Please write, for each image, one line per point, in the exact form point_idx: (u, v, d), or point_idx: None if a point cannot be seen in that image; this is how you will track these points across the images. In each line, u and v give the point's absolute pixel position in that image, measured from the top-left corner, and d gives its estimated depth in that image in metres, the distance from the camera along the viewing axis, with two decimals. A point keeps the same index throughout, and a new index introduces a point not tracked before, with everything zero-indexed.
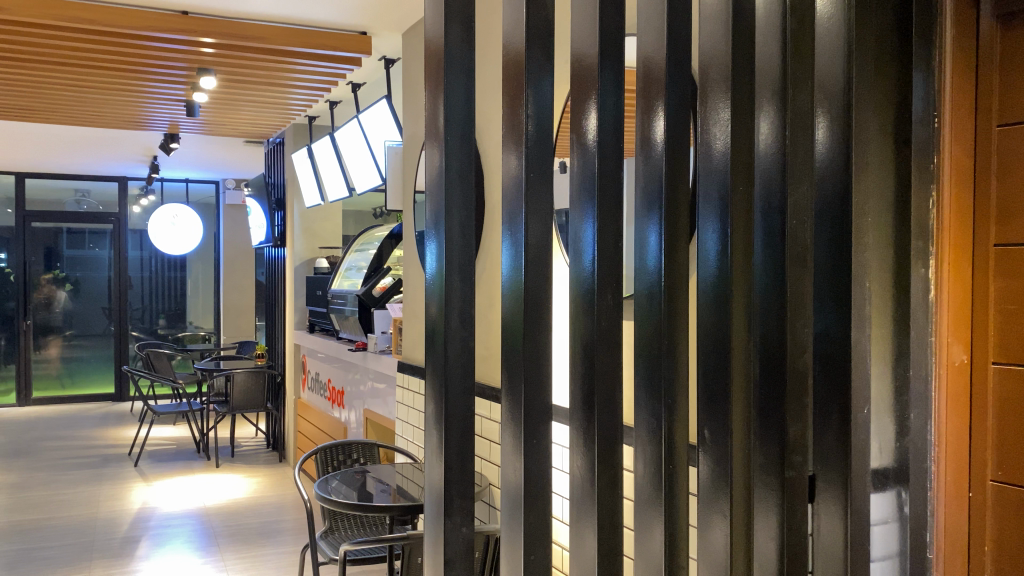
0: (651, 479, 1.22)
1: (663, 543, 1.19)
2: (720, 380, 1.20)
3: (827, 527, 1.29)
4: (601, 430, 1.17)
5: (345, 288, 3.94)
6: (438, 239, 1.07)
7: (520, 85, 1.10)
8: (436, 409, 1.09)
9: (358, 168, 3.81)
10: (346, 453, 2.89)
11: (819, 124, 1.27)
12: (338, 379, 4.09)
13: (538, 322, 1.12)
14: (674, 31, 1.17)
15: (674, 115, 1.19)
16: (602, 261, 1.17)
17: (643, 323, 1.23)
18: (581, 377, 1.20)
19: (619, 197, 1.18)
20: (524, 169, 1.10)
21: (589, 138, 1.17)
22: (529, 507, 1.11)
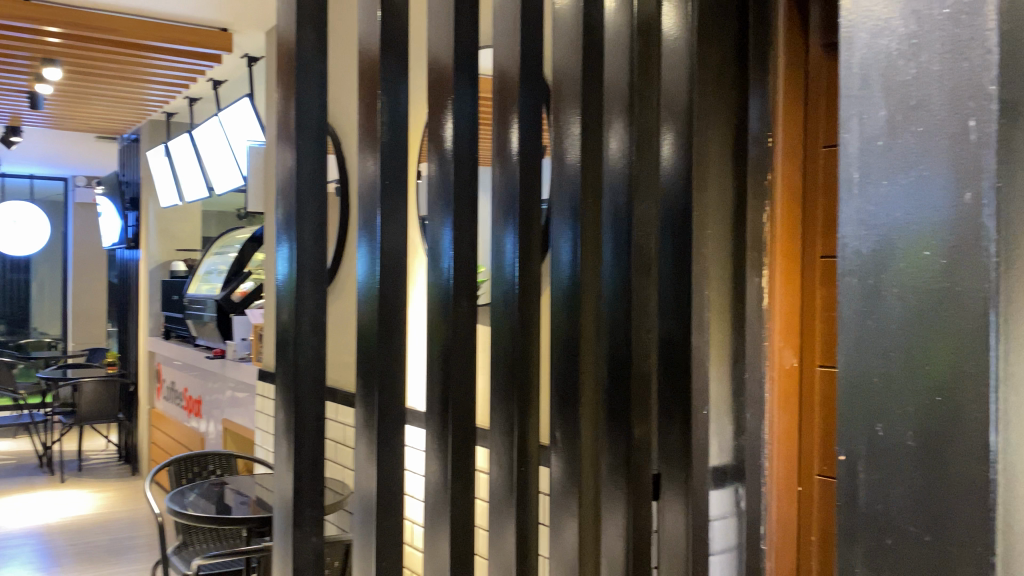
0: (503, 481, 1.24)
1: (515, 545, 1.22)
2: (571, 385, 1.26)
3: (672, 522, 1.35)
4: (455, 434, 1.18)
5: (204, 293, 3.79)
6: (290, 243, 1.06)
7: (374, 88, 1.10)
8: (287, 417, 1.07)
9: (219, 169, 3.69)
10: (201, 464, 2.78)
11: (665, 139, 1.31)
12: (195, 387, 3.93)
13: (393, 330, 1.12)
14: (526, 43, 1.21)
15: (528, 126, 1.22)
16: (459, 267, 1.18)
17: (500, 330, 1.25)
18: (438, 384, 1.21)
19: (474, 203, 1.20)
20: (379, 174, 1.10)
21: (445, 145, 1.18)
22: (382, 514, 1.11)
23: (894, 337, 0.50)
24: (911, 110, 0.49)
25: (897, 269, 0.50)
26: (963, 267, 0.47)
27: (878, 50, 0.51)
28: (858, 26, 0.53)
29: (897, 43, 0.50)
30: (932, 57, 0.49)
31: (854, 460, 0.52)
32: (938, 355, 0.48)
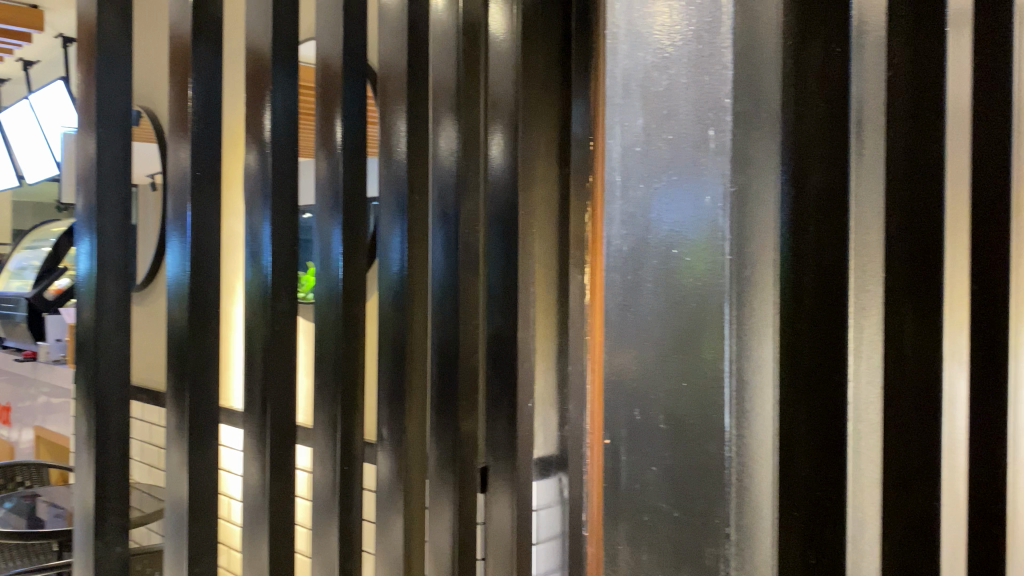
0: (327, 480, 1.23)
1: (338, 544, 1.21)
2: (400, 381, 1.27)
3: (498, 514, 1.38)
4: (274, 435, 1.16)
5: (14, 291, 3.49)
6: (91, 236, 1.00)
7: (185, 75, 1.06)
8: (87, 424, 1.01)
9: (31, 157, 3.42)
10: (8, 476, 2.57)
11: (493, 141, 1.32)
12: (5, 394, 3.63)
13: (206, 327, 1.08)
14: (349, 35, 1.20)
15: (353, 120, 1.21)
16: (279, 263, 1.16)
17: (325, 328, 1.23)
18: (259, 384, 1.17)
19: (295, 198, 1.18)
20: (191, 165, 1.06)
21: (264, 136, 1.15)
22: (194, 519, 1.08)
23: (653, 337, 0.48)
24: (663, 120, 0.47)
25: (652, 271, 0.48)
26: (705, 267, 0.45)
27: (637, 62, 0.48)
28: (619, 26, 0.50)
29: (651, 56, 0.48)
30: (679, 71, 0.46)
31: (616, 443, 0.50)
32: (685, 363, 0.46)
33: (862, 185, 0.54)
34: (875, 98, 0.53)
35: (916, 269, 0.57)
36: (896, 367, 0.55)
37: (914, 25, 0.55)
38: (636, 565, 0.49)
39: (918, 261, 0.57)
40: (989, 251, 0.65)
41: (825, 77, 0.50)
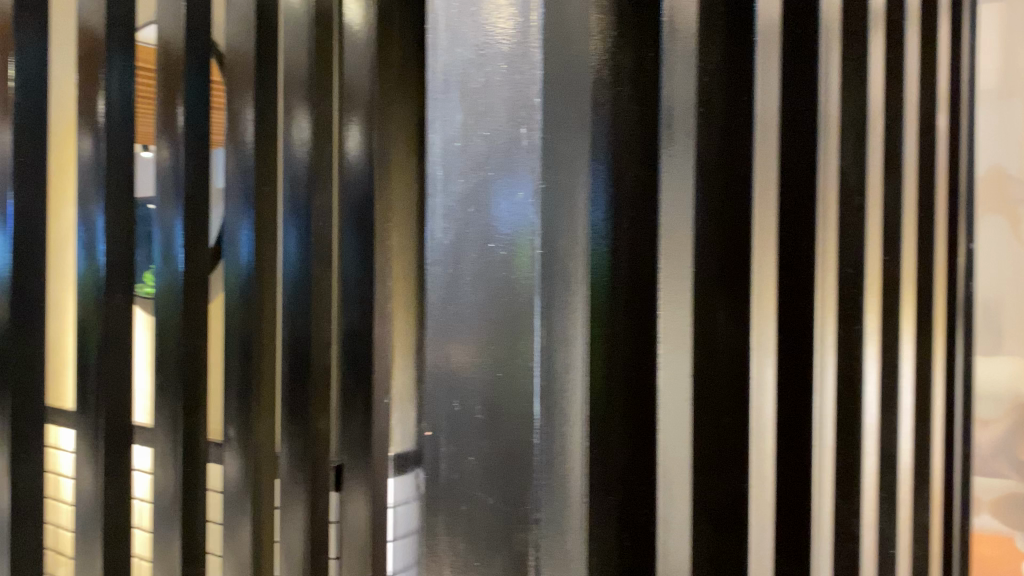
0: (169, 484, 1.18)
1: (181, 549, 1.17)
2: (248, 378, 1.23)
3: (353, 512, 1.37)
4: (108, 437, 1.10)
5: None
6: None
7: (5, 51, 0.98)
8: None
9: None
10: None
11: (350, 130, 1.28)
12: None
13: (31, 324, 1.01)
14: (192, 18, 1.15)
15: (196, 107, 1.16)
16: (114, 256, 1.10)
17: (167, 325, 1.17)
18: (93, 383, 1.11)
19: (132, 188, 1.12)
20: (13, 149, 0.98)
21: (98, 120, 1.08)
22: (17, 530, 1.01)
23: (471, 330, 0.48)
24: (479, 116, 0.48)
25: (469, 266, 0.48)
26: (518, 260, 0.46)
27: (455, 58, 0.49)
28: (439, 21, 0.50)
29: (469, 52, 0.48)
30: (494, 69, 0.47)
31: (437, 434, 0.50)
32: (500, 353, 0.47)
33: (672, 190, 0.55)
34: (685, 102, 0.54)
35: (731, 267, 0.60)
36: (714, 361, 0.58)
37: (727, 32, 0.58)
38: (455, 552, 0.49)
39: (730, 261, 0.60)
40: (801, 249, 0.68)
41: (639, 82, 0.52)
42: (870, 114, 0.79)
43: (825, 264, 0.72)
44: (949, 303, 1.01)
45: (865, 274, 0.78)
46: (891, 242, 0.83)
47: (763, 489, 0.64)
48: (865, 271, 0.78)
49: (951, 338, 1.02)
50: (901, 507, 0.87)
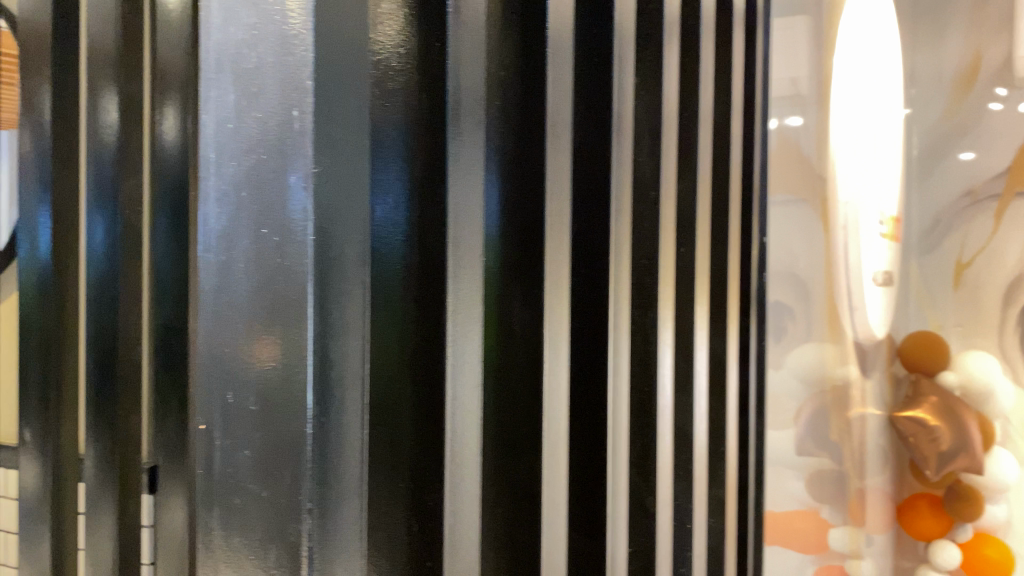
0: None
1: None
2: None
3: None
4: None
5: None
6: None
7: None
8: None
9: None
10: None
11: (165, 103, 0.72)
12: None
13: None
14: None
15: None
16: None
17: None
18: None
19: None
20: None
21: None
22: None
23: (245, 320, 0.47)
24: (252, 98, 0.46)
25: (243, 253, 0.47)
26: (290, 250, 0.45)
27: (228, 39, 0.47)
28: None
29: (241, 33, 0.47)
30: (266, 52, 0.46)
31: (210, 427, 0.48)
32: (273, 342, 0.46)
33: (466, 181, 0.56)
34: (476, 95, 0.57)
35: (520, 255, 0.62)
36: (501, 344, 0.61)
37: (522, 34, 0.62)
38: (230, 549, 0.48)
39: (520, 249, 0.62)
40: (597, 240, 0.71)
41: (427, 73, 0.52)
42: (665, 114, 0.84)
43: (619, 257, 0.77)
44: (743, 292, 1.10)
45: (660, 264, 0.84)
46: (685, 235, 0.89)
47: (557, 470, 0.67)
48: (660, 263, 0.84)
49: (745, 324, 1.11)
50: (696, 481, 0.93)
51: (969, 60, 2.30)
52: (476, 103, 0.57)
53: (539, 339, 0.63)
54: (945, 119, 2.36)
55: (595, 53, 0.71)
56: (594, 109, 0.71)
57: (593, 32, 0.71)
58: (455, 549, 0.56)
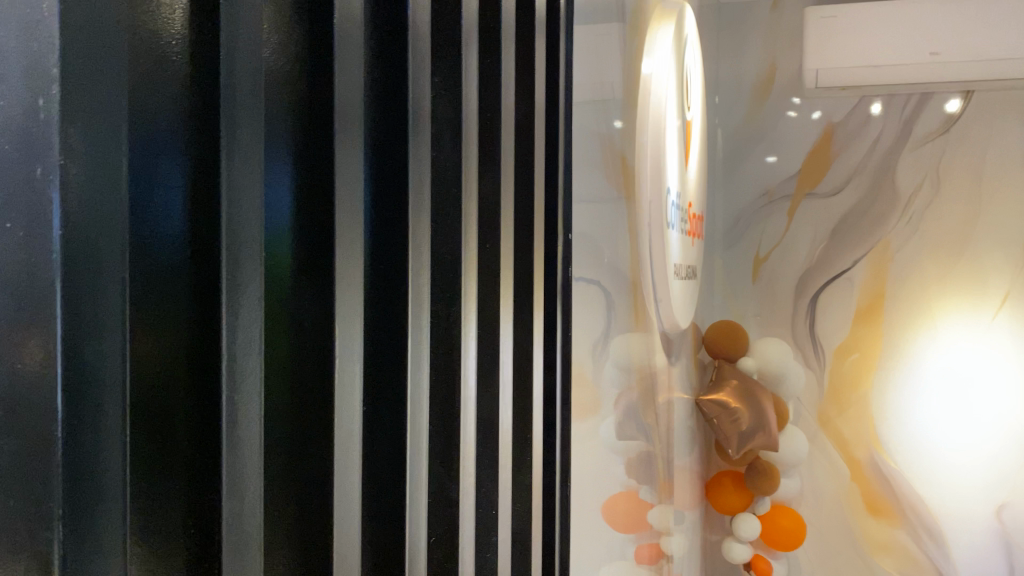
0: None
1: None
2: None
3: None
4: None
5: None
6: None
7: None
8: None
9: None
10: None
11: None
12: None
13: None
14: None
15: None
16: None
17: None
18: None
19: None
20: None
21: None
22: None
23: None
24: None
25: None
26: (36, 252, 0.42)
27: None
28: None
29: None
30: None
31: None
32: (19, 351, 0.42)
33: (247, 177, 0.55)
34: (255, 87, 0.55)
35: (311, 252, 0.62)
36: (292, 338, 0.60)
37: (310, 27, 0.61)
38: None
39: (310, 246, 0.62)
40: (390, 231, 0.72)
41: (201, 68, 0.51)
42: (466, 113, 0.86)
43: (421, 252, 0.77)
44: (547, 285, 1.15)
45: (464, 259, 0.86)
46: (489, 231, 0.92)
47: (352, 467, 0.66)
48: (463, 257, 0.85)
49: (549, 317, 1.17)
50: (502, 469, 0.97)
51: (768, 73, 4.26)
52: (256, 95, 0.55)
53: (332, 336, 0.61)
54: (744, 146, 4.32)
55: (388, 48, 0.71)
56: (387, 104, 0.71)
57: (389, 29, 0.71)
58: (244, 553, 0.54)
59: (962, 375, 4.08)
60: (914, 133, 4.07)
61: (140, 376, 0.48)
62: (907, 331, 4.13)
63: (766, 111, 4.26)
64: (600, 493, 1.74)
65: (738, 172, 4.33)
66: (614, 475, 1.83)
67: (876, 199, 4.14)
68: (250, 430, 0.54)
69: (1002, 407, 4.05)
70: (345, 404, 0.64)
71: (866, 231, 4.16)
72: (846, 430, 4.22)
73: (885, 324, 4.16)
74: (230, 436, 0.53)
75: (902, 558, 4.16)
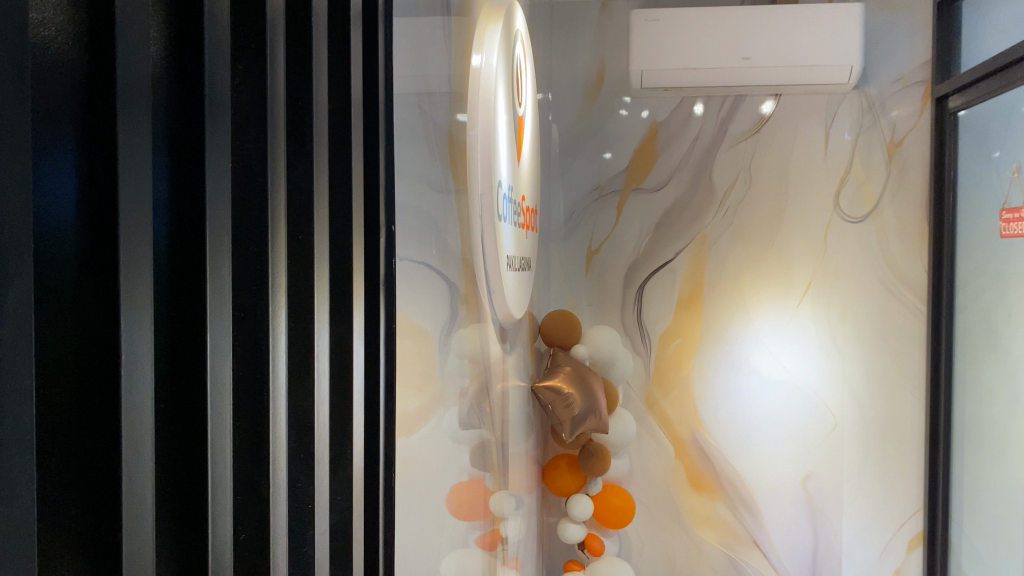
0: None
1: None
2: None
3: None
4: None
5: None
6: None
7: None
8: None
9: None
10: None
11: None
12: None
13: None
14: None
15: None
16: None
17: None
18: None
19: None
20: None
21: None
22: None
23: None
24: None
25: None
26: None
27: None
28: None
29: None
30: None
31: None
32: None
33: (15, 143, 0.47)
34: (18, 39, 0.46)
35: (91, 248, 0.57)
36: (75, 338, 0.55)
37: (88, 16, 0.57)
38: None
39: (94, 239, 0.57)
40: (190, 231, 0.70)
41: None
42: (273, 104, 0.85)
43: (222, 245, 0.75)
44: (368, 278, 1.15)
45: (272, 249, 0.84)
46: (302, 223, 0.91)
47: (147, 476, 0.60)
48: (272, 249, 0.84)
49: (372, 309, 1.16)
50: (319, 463, 0.96)
51: (597, 72, 4.42)
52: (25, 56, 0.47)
53: (119, 338, 0.56)
54: (577, 139, 4.46)
55: (185, 52, 0.70)
56: (189, 107, 0.70)
57: (182, 31, 0.70)
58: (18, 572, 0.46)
59: (774, 359, 4.42)
60: (728, 131, 4.38)
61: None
62: (724, 316, 4.43)
63: (597, 108, 4.42)
64: (443, 484, 1.74)
65: (573, 165, 4.46)
66: (454, 465, 1.83)
67: (695, 195, 4.42)
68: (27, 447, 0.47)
69: (808, 385, 4.42)
70: (137, 412, 0.59)
71: (688, 224, 4.42)
72: (671, 411, 4.48)
73: (705, 311, 4.44)
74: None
75: (722, 529, 4.48)
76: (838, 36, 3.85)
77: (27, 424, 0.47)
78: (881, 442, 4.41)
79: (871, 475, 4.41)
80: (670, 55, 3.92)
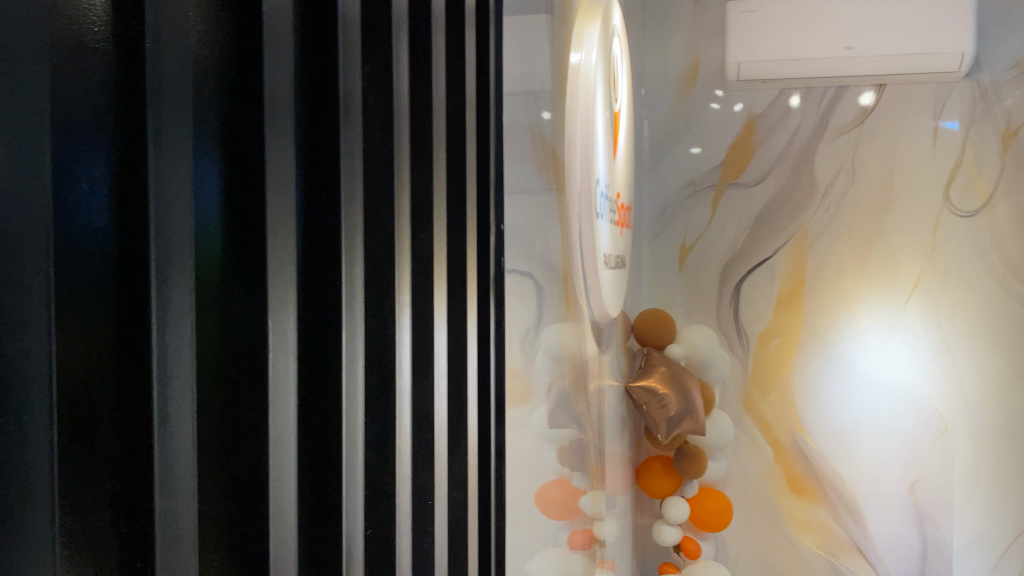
0: None
1: None
2: None
3: None
4: None
5: None
6: None
7: None
8: None
9: None
10: None
11: None
12: None
13: None
14: None
15: None
16: None
17: None
18: None
19: None
20: None
21: None
22: None
23: None
24: None
25: None
26: None
27: None
28: None
29: None
30: None
31: None
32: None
33: (171, 161, 0.52)
34: (175, 68, 0.52)
35: (238, 246, 0.59)
36: (222, 326, 0.58)
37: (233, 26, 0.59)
38: None
39: (238, 235, 0.59)
40: (325, 228, 0.71)
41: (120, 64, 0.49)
42: (397, 106, 0.85)
43: (353, 241, 0.77)
44: (479, 278, 1.15)
45: (397, 250, 0.84)
46: (422, 223, 0.91)
47: (285, 466, 0.63)
48: (396, 250, 0.84)
49: (483, 309, 1.16)
50: (436, 461, 0.96)
51: (692, 67, 4.35)
52: (185, 87, 0.53)
53: (265, 334, 0.60)
54: (668, 135, 4.40)
55: (315, 51, 0.70)
56: (320, 106, 0.70)
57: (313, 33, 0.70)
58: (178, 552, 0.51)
59: (880, 359, 4.27)
60: (830, 124, 4.25)
61: (73, 377, 0.45)
62: (827, 316, 4.30)
63: (690, 103, 4.35)
64: (537, 482, 1.75)
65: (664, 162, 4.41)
66: (547, 464, 1.83)
67: (794, 189, 4.30)
68: (183, 437, 0.53)
69: (917, 388, 4.25)
70: (279, 406, 0.62)
71: (789, 219, 4.31)
72: (770, 413, 4.38)
73: (806, 310, 4.32)
74: (160, 444, 0.50)
75: (823, 534, 4.35)
76: (941, 24, 3.70)
77: (182, 419, 0.53)
78: (997, 448, 4.21)
79: (986, 482, 4.21)
80: (762, 48, 3.83)
